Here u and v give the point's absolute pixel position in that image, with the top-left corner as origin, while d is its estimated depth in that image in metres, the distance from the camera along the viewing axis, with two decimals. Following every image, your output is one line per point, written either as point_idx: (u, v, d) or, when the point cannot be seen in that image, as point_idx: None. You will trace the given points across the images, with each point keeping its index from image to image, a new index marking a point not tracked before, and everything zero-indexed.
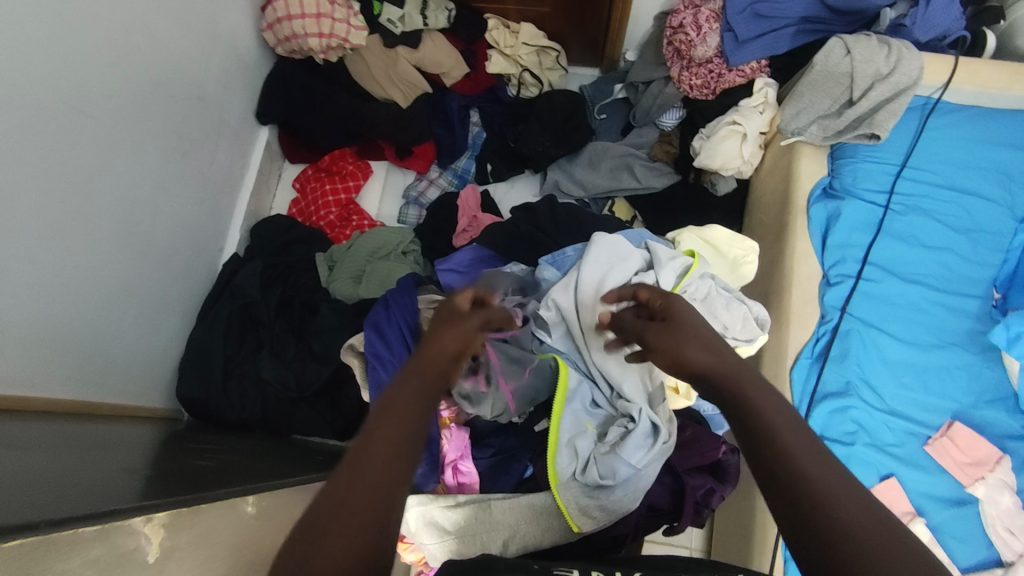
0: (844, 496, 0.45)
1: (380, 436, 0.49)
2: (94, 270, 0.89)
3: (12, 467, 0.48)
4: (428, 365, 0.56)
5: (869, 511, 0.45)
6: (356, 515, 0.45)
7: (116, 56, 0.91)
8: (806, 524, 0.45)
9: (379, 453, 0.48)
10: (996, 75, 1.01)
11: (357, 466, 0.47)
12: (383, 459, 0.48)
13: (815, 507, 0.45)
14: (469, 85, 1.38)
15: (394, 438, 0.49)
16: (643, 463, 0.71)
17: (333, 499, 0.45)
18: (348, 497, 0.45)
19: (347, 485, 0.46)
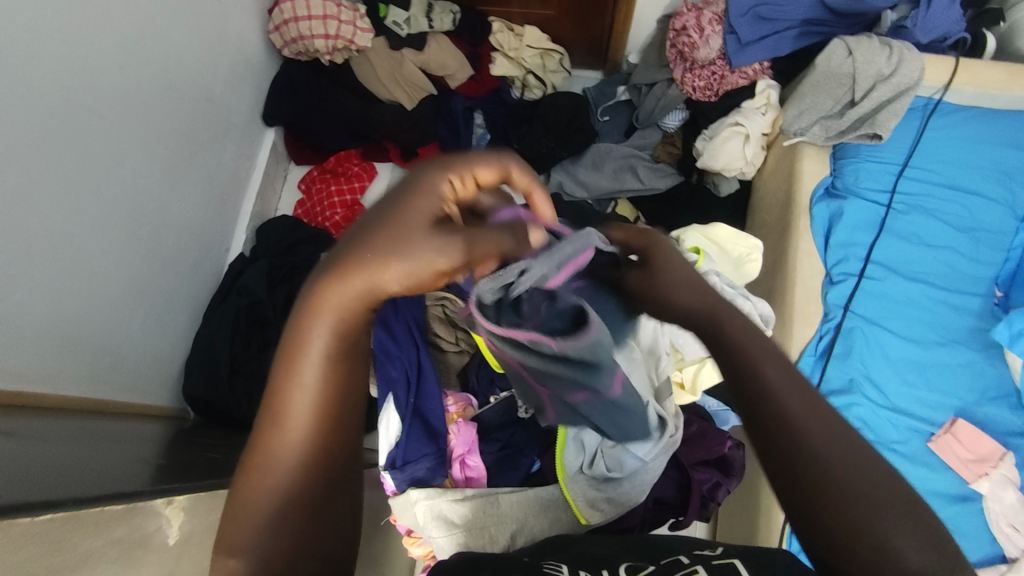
0: (849, 460, 0.41)
1: (291, 407, 0.39)
2: (103, 268, 0.90)
3: (31, 456, 0.48)
4: (340, 283, 0.36)
5: (880, 478, 0.40)
6: (289, 503, 0.39)
7: (127, 56, 0.93)
8: (803, 496, 0.41)
9: (299, 425, 0.39)
10: (995, 75, 1.02)
11: (273, 448, 0.39)
12: (305, 421, 0.39)
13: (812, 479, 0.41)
14: (473, 87, 1.38)
15: (307, 406, 0.38)
16: (651, 456, 0.73)
17: (259, 492, 0.39)
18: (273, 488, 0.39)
19: (267, 475, 0.39)
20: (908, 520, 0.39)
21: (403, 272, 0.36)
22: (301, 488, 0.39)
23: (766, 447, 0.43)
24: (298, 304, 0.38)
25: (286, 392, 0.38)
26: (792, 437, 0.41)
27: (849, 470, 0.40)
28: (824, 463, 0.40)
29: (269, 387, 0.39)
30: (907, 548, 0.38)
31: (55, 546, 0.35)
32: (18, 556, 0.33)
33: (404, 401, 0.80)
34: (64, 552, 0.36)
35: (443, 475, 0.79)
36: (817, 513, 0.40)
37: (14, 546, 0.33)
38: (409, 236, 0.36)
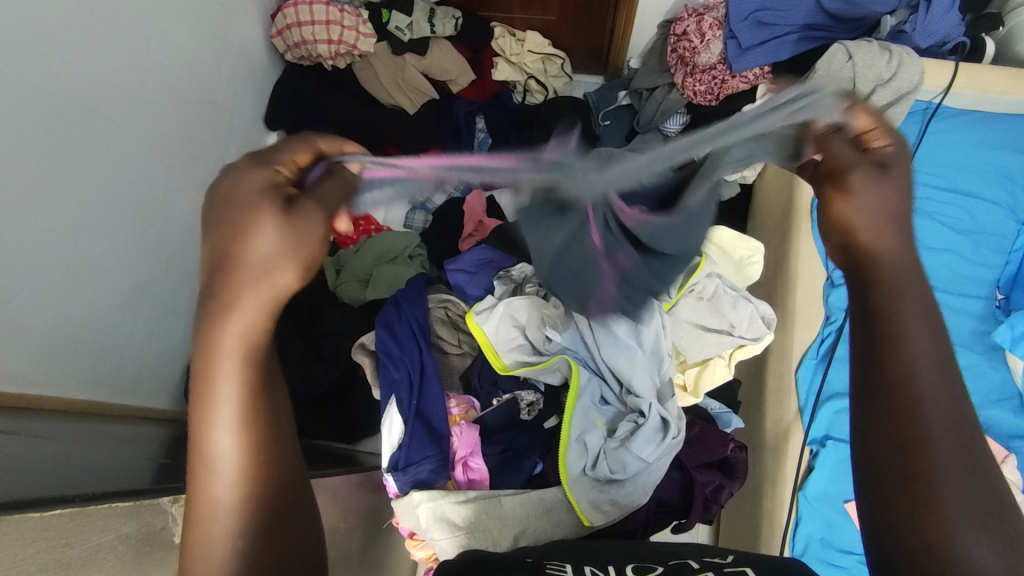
0: (948, 431, 0.44)
1: (214, 448, 0.43)
2: (106, 270, 0.91)
3: (36, 454, 0.49)
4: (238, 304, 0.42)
5: (969, 452, 0.43)
6: (227, 522, 0.43)
7: (132, 60, 0.93)
8: (891, 445, 0.45)
9: (224, 450, 0.43)
10: (996, 79, 0.99)
11: (202, 475, 0.43)
12: (224, 452, 0.43)
13: (908, 432, 0.44)
14: (475, 92, 1.39)
15: (228, 436, 0.43)
16: (654, 457, 0.73)
17: (200, 515, 0.43)
18: (209, 509, 0.43)
19: (204, 498, 0.43)
20: (980, 498, 0.42)
21: (264, 256, 0.41)
22: (237, 508, 0.44)
23: (878, 393, 0.47)
24: (194, 356, 0.44)
25: (207, 426, 0.43)
26: (907, 395, 0.45)
27: (946, 438, 0.44)
28: (925, 424, 0.44)
29: (192, 423, 0.44)
30: (974, 517, 0.41)
31: (64, 541, 0.36)
32: (27, 550, 0.33)
33: (405, 402, 0.80)
34: (73, 546, 0.36)
35: (445, 477, 0.79)
36: (896, 465, 0.44)
37: (24, 539, 0.34)
38: (251, 228, 0.42)
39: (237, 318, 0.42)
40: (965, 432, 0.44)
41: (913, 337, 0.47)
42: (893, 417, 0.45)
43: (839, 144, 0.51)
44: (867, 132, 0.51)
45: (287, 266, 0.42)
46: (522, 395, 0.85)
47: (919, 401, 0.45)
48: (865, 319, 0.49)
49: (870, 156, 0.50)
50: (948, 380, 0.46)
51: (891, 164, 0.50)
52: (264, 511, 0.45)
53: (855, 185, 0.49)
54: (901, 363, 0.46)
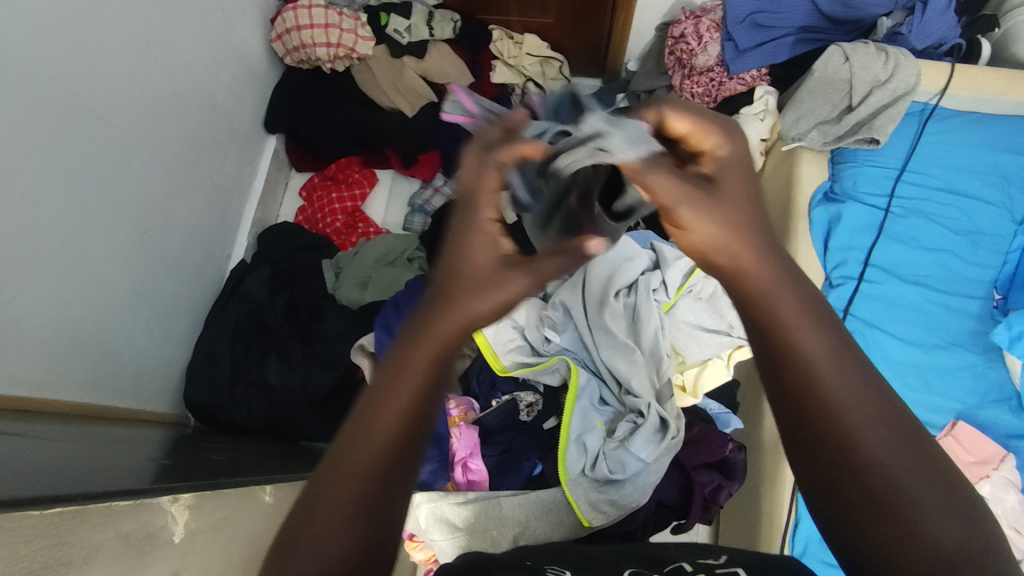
0: (891, 438, 0.37)
1: (380, 423, 0.39)
2: (106, 273, 0.91)
3: (36, 456, 0.49)
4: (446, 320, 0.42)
5: (923, 453, 0.37)
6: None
7: (133, 64, 0.94)
8: (831, 473, 0.37)
9: (350, 490, 0.38)
10: (992, 81, 1.03)
11: (316, 508, 0.37)
12: (352, 490, 0.37)
13: (840, 458, 0.37)
14: (472, 93, 1.38)
15: (357, 477, 0.38)
16: (654, 457, 0.73)
17: (298, 556, 0.36)
18: (314, 557, 0.36)
19: (306, 538, 0.37)
20: (956, 499, 0.36)
21: (480, 277, 0.43)
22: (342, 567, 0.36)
23: (794, 424, 0.38)
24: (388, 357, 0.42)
25: (377, 412, 0.39)
26: (826, 414, 0.37)
27: (897, 447, 0.36)
28: (864, 439, 0.36)
29: (357, 410, 0.40)
30: (956, 524, 0.35)
31: (65, 540, 0.35)
32: (28, 547, 0.33)
33: None
34: (74, 545, 0.36)
35: (444, 478, 0.81)
36: (844, 492, 0.37)
37: (25, 537, 0.33)
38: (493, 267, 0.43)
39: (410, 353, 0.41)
40: (909, 428, 0.37)
41: (806, 348, 0.38)
42: (827, 443, 0.37)
43: (662, 178, 0.40)
44: (685, 137, 0.44)
45: (510, 289, 0.44)
46: (521, 396, 0.85)
47: (846, 417, 0.37)
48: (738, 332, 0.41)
49: (691, 173, 0.42)
50: (867, 381, 0.38)
51: (720, 178, 0.41)
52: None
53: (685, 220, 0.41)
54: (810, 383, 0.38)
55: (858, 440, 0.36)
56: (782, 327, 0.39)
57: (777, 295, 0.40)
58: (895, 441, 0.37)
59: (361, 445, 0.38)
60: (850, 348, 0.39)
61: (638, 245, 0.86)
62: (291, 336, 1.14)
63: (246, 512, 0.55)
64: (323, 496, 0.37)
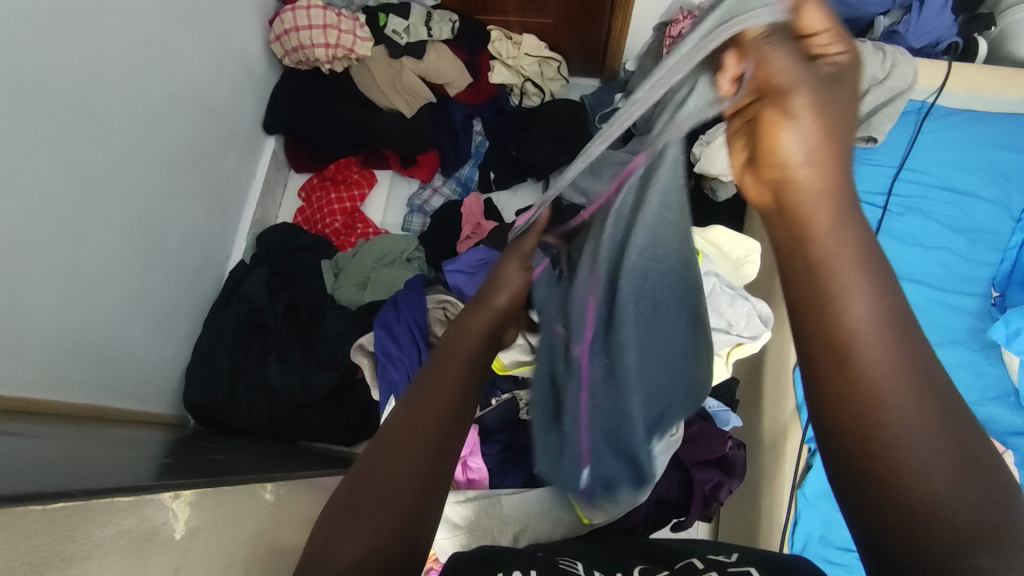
0: (914, 392, 0.36)
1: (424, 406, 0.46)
2: (106, 275, 0.91)
3: (36, 455, 0.49)
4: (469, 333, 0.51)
5: (948, 425, 0.35)
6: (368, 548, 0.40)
7: (132, 65, 0.94)
8: (844, 421, 0.37)
9: (393, 471, 0.43)
10: (988, 79, 1.04)
11: (362, 490, 0.42)
12: (396, 470, 0.43)
13: (856, 405, 0.37)
14: (471, 95, 1.41)
15: (401, 457, 0.43)
16: (657, 453, 0.71)
17: (345, 530, 0.41)
18: (365, 525, 0.41)
19: (352, 516, 0.41)
20: (971, 470, 0.34)
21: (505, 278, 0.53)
22: (387, 535, 0.40)
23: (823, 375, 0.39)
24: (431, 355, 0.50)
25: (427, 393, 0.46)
26: (854, 367, 0.37)
27: (913, 410, 0.35)
28: (882, 393, 0.36)
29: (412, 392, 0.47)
30: (965, 495, 0.33)
31: (67, 535, 0.35)
32: (29, 542, 0.33)
33: None
34: (76, 541, 0.36)
35: None
36: (853, 444, 0.36)
37: (26, 532, 0.33)
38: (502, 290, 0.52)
39: (444, 360, 0.48)
40: (937, 400, 0.36)
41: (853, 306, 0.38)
42: (848, 393, 0.37)
43: (782, 52, 0.35)
44: (811, 37, 0.36)
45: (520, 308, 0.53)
46: (521, 395, 0.84)
47: (870, 373, 0.37)
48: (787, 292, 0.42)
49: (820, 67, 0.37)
50: (905, 351, 0.38)
51: (837, 81, 0.38)
52: (398, 547, 0.41)
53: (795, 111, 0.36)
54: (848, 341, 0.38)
55: (878, 396, 0.36)
56: (832, 287, 0.39)
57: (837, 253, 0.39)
58: (913, 403, 0.36)
59: (399, 435, 0.44)
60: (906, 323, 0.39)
61: None
62: (290, 336, 1.14)
63: (248, 510, 0.55)
64: (371, 477, 0.43)
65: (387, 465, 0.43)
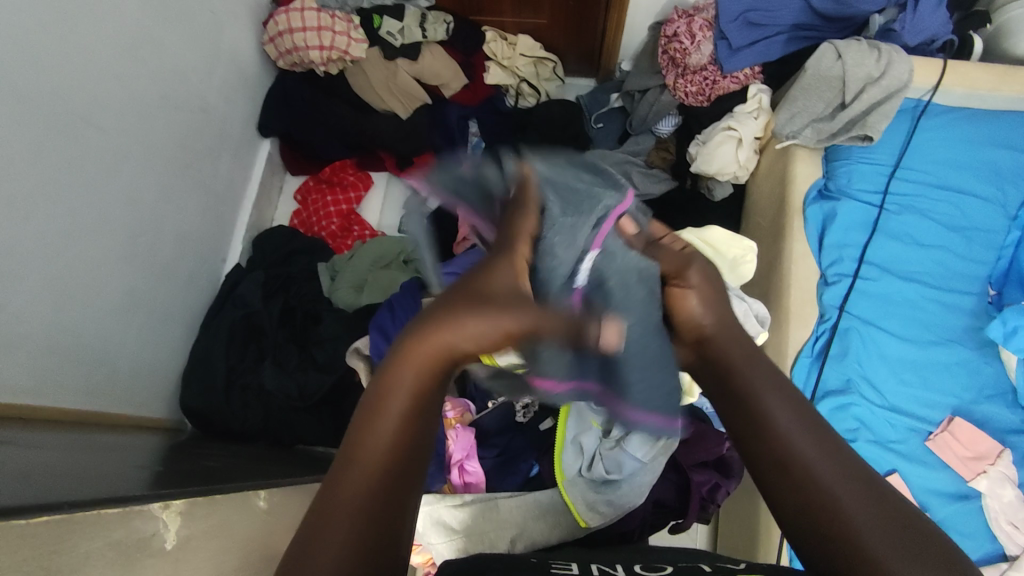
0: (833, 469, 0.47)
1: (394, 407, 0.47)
2: (100, 279, 0.90)
3: (26, 464, 0.49)
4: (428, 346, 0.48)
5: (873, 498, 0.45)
6: (350, 538, 0.42)
7: (123, 69, 0.93)
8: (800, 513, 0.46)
9: (367, 463, 0.45)
10: (985, 77, 1.04)
11: (342, 484, 0.45)
12: (373, 461, 0.45)
13: (813, 496, 0.46)
14: (468, 95, 1.39)
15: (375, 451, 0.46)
16: (649, 457, 0.73)
17: (327, 522, 0.43)
18: (333, 540, 0.43)
19: (335, 508, 0.44)
20: (906, 533, 0.43)
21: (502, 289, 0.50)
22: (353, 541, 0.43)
23: (773, 476, 0.48)
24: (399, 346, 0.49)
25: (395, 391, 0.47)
26: (798, 466, 0.47)
27: (843, 484, 0.46)
28: (825, 481, 0.46)
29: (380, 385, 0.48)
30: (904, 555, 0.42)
31: (52, 549, 0.35)
32: (15, 556, 0.33)
33: None
34: (63, 554, 0.35)
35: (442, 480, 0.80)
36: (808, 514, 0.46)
37: (11, 548, 0.33)
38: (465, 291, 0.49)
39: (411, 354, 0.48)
40: (857, 475, 0.47)
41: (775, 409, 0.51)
42: (798, 489, 0.47)
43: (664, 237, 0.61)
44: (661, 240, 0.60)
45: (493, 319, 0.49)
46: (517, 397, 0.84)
47: (807, 467, 0.47)
48: (729, 411, 0.53)
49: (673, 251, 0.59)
50: (825, 444, 0.49)
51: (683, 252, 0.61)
52: (378, 537, 0.43)
53: (692, 281, 0.56)
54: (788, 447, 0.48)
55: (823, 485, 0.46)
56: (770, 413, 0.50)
57: (763, 384, 0.52)
58: (842, 479, 0.46)
59: (372, 432, 0.46)
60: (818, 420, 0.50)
61: None
62: (287, 340, 1.14)
63: (240, 517, 0.55)
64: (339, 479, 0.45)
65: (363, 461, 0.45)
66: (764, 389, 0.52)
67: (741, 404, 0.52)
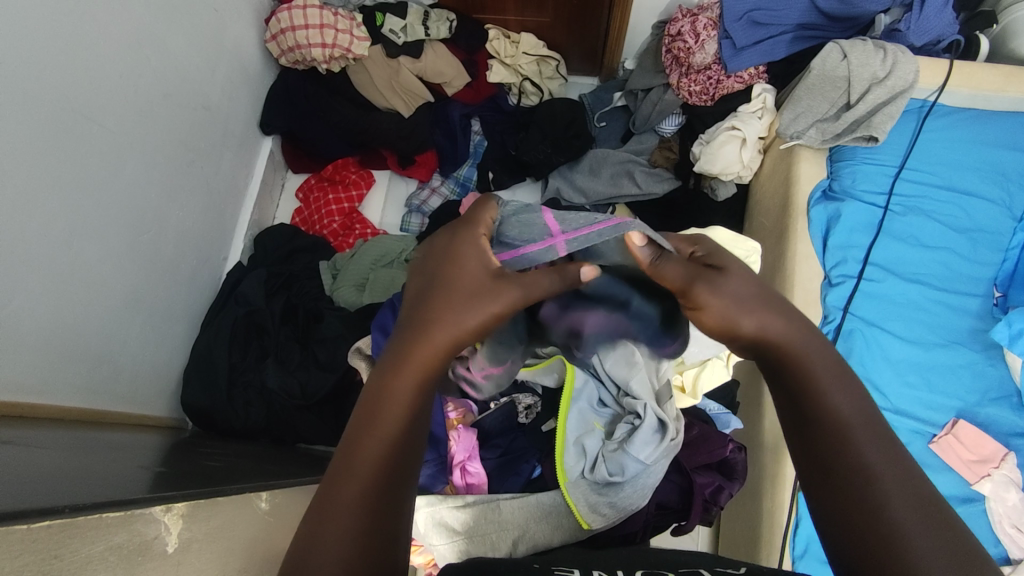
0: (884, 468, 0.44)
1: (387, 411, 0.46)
2: (101, 278, 0.90)
3: (25, 465, 0.49)
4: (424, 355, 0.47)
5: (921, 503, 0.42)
6: (350, 538, 0.42)
7: (125, 65, 0.93)
8: (840, 518, 0.43)
9: (367, 464, 0.44)
10: (991, 77, 1.03)
11: (340, 485, 0.43)
12: (371, 460, 0.44)
13: (860, 494, 0.43)
14: (470, 94, 1.40)
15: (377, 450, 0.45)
16: (653, 458, 0.73)
17: (330, 518, 0.42)
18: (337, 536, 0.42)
19: (334, 507, 0.43)
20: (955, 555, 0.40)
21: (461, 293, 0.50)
22: (360, 536, 0.42)
23: (817, 473, 0.46)
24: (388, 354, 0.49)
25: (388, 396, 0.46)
26: (849, 464, 0.44)
27: (894, 492, 0.42)
28: (878, 484, 0.43)
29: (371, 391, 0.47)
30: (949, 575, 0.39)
31: (53, 554, 0.35)
32: (15, 563, 0.32)
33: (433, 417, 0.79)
34: (63, 559, 0.35)
35: (444, 481, 0.82)
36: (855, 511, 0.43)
37: (10, 553, 0.32)
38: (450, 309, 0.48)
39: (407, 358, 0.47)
40: (914, 485, 0.43)
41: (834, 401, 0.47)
42: (847, 486, 0.44)
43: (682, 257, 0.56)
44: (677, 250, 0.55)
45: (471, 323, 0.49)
46: (519, 398, 0.85)
47: (861, 460, 0.44)
48: (779, 392, 0.49)
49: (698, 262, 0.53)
50: (885, 447, 0.45)
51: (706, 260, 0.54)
52: (377, 537, 0.43)
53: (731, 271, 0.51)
54: (841, 447, 0.45)
55: (873, 490, 0.43)
56: (821, 406, 0.47)
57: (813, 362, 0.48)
58: (894, 485, 0.43)
59: (373, 430, 0.45)
60: (876, 418, 0.46)
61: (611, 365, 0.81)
62: (288, 338, 1.14)
63: (242, 518, 0.55)
64: (340, 477, 0.44)
65: (363, 457, 0.44)
66: (828, 381, 0.47)
67: (793, 381, 0.48)
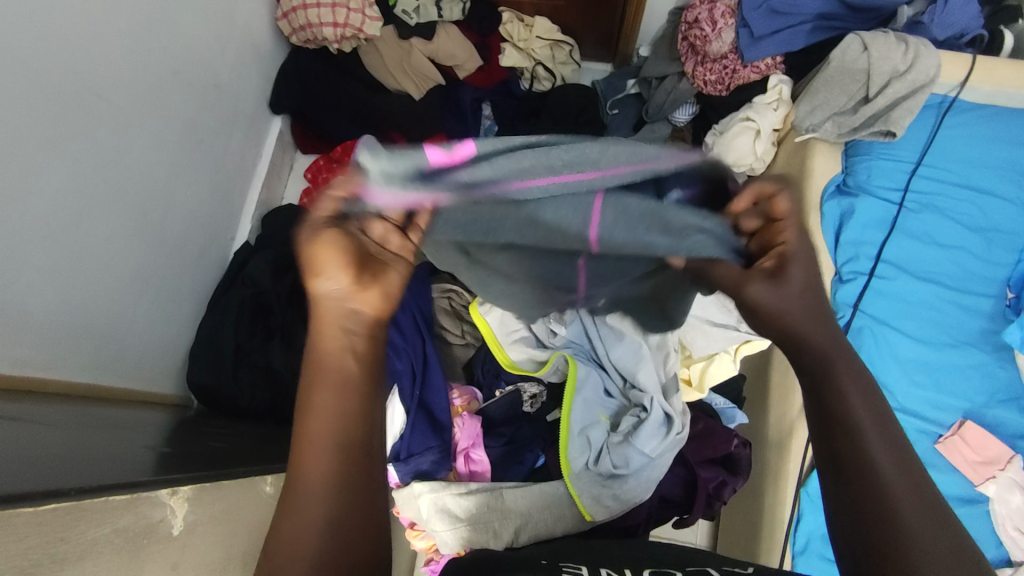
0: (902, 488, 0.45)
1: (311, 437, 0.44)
2: (110, 255, 0.90)
3: (30, 444, 0.49)
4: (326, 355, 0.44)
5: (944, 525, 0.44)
6: (336, 529, 0.43)
7: (134, 42, 0.91)
8: (850, 510, 0.45)
9: (319, 457, 0.43)
10: (1014, 74, 1.00)
11: (304, 501, 0.43)
12: (324, 466, 0.43)
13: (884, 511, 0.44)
14: (481, 77, 1.36)
15: (324, 449, 0.44)
16: (657, 452, 0.74)
17: (301, 536, 0.43)
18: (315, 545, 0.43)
19: (305, 521, 0.43)
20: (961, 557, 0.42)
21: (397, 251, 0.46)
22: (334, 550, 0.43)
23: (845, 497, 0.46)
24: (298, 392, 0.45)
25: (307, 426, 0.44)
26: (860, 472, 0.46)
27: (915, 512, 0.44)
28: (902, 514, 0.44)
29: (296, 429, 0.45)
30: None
31: (58, 537, 0.35)
32: (19, 547, 0.33)
33: (440, 405, 0.82)
34: (68, 541, 0.36)
35: (447, 468, 0.81)
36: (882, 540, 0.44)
37: (15, 536, 0.33)
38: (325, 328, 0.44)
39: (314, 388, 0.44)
40: (902, 457, 0.47)
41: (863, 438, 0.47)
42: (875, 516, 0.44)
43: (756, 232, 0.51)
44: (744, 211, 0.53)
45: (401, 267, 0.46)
46: (524, 388, 0.84)
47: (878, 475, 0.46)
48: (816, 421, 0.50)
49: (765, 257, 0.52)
50: (878, 423, 0.49)
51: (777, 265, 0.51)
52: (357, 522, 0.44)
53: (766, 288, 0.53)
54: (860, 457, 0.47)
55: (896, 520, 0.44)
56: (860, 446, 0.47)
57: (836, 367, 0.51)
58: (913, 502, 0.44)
59: (305, 452, 0.44)
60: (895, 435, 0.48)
61: (638, 459, 0.74)
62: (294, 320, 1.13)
63: (245, 502, 0.55)
64: (295, 508, 0.43)
65: (308, 469, 0.43)
66: (821, 356, 0.51)
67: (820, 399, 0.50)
